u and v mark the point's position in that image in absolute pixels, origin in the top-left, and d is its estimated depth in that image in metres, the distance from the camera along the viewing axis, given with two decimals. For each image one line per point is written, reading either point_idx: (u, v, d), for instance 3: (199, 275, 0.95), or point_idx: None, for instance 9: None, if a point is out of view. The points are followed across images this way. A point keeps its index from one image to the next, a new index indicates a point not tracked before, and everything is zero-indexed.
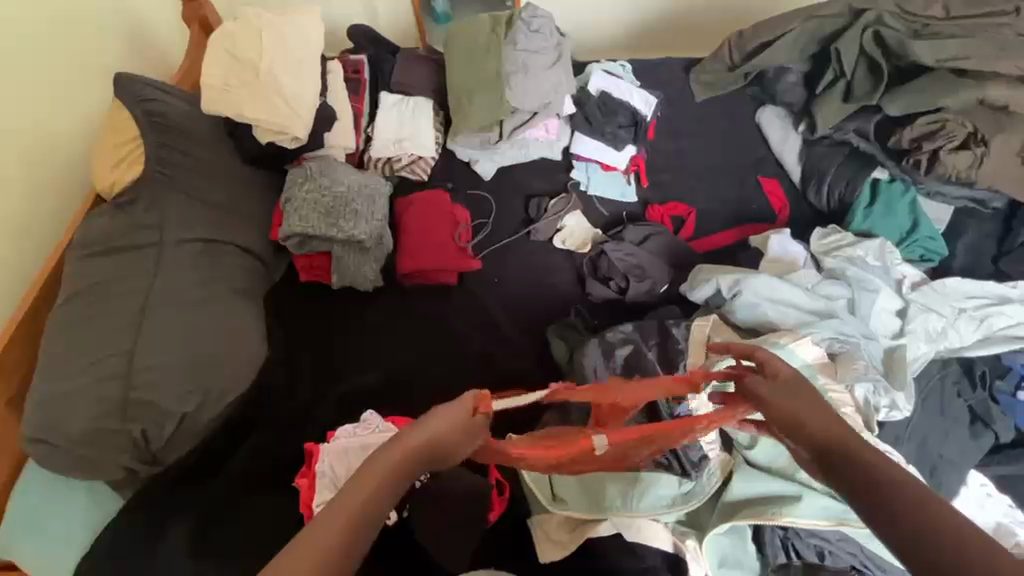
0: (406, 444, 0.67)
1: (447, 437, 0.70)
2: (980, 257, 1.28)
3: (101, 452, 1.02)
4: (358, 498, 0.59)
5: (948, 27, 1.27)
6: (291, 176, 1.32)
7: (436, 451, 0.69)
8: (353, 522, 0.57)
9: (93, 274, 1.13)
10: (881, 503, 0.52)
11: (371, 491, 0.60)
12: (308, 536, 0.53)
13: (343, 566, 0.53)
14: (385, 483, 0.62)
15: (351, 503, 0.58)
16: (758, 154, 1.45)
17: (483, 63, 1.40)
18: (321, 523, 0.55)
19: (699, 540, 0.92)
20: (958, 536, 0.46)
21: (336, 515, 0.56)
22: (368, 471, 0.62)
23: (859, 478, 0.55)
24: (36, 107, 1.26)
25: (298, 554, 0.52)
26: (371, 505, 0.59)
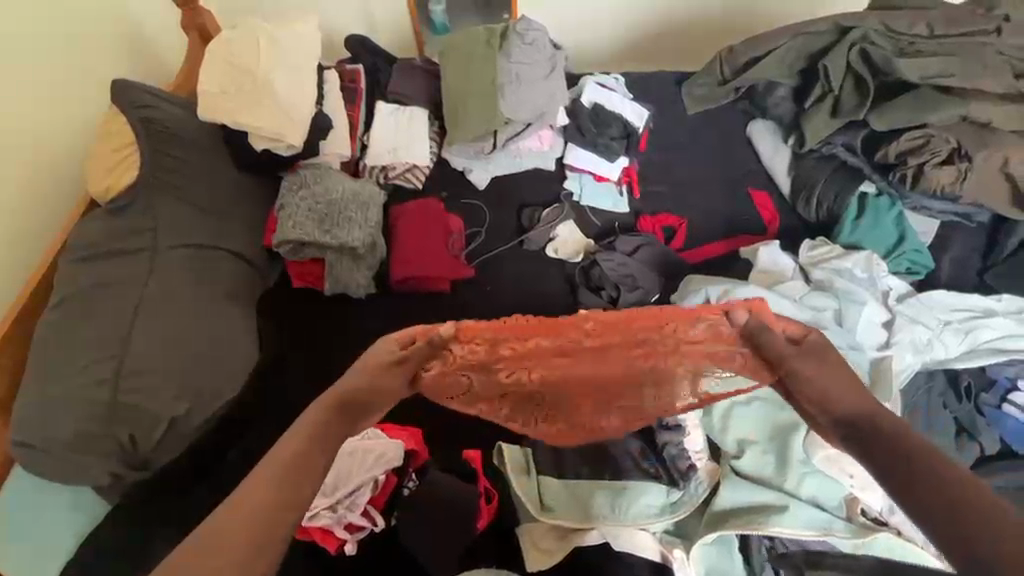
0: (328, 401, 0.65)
1: (372, 373, 0.68)
2: (965, 270, 1.30)
3: (87, 457, 1.02)
4: (273, 477, 0.59)
5: (931, 45, 1.30)
6: (287, 184, 1.34)
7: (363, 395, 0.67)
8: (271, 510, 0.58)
9: (87, 277, 1.13)
10: (918, 479, 0.57)
11: (301, 443, 0.62)
12: (245, 497, 0.58)
13: (276, 523, 0.57)
14: (318, 437, 0.63)
15: (266, 490, 0.58)
16: (748, 166, 1.47)
17: (477, 73, 1.42)
18: (247, 490, 0.58)
19: (686, 550, 0.92)
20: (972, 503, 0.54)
21: (250, 502, 0.57)
22: (282, 448, 0.61)
23: (895, 453, 0.60)
24: (36, 114, 1.28)
25: (230, 516, 0.57)
26: (291, 490, 0.59)
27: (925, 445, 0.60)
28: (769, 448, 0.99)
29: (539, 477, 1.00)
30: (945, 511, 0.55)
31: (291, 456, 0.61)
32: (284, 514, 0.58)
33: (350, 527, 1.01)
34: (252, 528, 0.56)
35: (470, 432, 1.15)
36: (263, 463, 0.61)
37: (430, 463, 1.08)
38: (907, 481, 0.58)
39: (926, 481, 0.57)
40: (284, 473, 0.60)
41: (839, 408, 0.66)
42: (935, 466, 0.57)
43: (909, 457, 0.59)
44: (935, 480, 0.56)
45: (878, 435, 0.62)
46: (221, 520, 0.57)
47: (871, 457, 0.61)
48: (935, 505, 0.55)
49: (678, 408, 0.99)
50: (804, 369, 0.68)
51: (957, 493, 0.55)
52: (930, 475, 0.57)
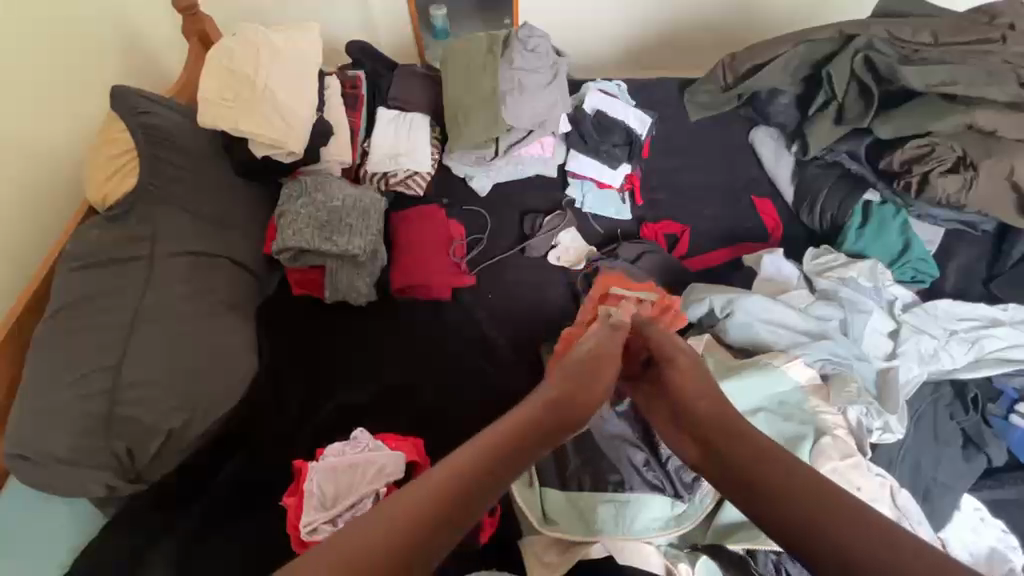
0: (482, 442, 0.64)
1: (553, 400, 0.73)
2: (970, 279, 1.29)
3: (83, 470, 1.01)
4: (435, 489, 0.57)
5: (936, 53, 1.29)
6: (287, 192, 1.33)
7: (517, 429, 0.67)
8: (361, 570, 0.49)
9: (81, 286, 1.11)
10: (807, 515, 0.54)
11: (470, 458, 0.61)
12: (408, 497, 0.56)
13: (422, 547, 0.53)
14: (488, 457, 0.62)
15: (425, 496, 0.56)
16: (751, 173, 1.46)
17: (479, 80, 1.41)
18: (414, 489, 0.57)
19: (691, 564, 0.91)
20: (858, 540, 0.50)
21: (406, 508, 0.55)
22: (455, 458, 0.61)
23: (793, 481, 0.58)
24: (34, 119, 1.27)
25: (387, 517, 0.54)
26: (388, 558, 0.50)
27: (793, 468, 0.60)
28: None
29: (542, 489, 0.99)
30: (815, 540, 0.52)
31: (409, 508, 0.55)
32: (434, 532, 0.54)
33: None
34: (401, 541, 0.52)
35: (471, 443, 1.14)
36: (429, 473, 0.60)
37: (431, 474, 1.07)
38: (782, 502, 0.57)
39: (795, 508, 0.55)
40: (393, 526, 0.53)
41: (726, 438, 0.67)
42: (820, 501, 0.55)
43: (773, 486, 0.58)
44: (820, 519, 0.53)
45: (748, 469, 0.62)
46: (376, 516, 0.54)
47: (746, 495, 0.60)
48: (808, 534, 0.53)
49: None
50: (684, 379, 0.78)
51: (843, 524, 0.52)
52: (795, 504, 0.56)
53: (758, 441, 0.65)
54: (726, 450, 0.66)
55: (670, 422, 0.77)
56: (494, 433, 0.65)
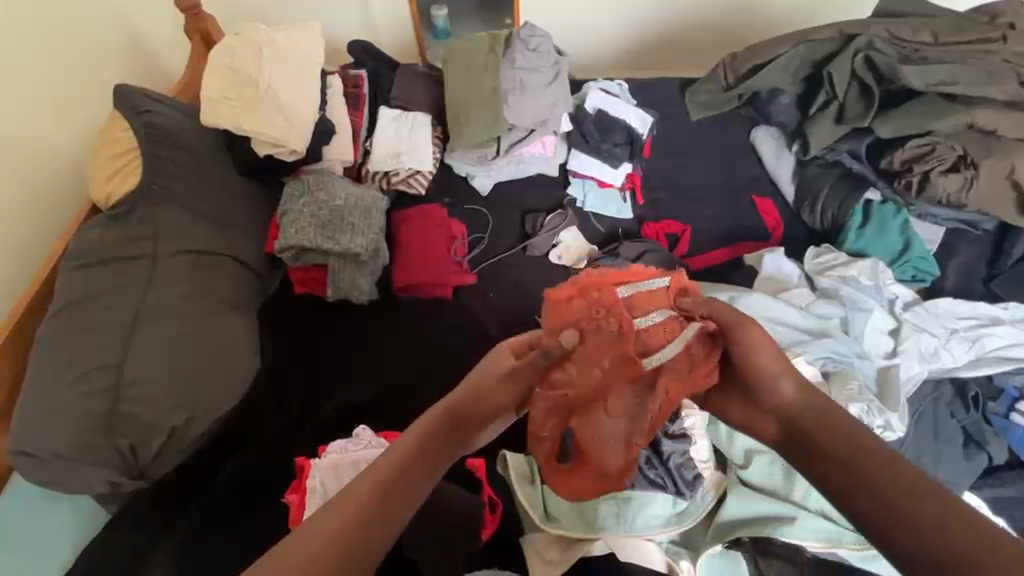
0: (423, 421, 0.70)
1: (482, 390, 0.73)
2: (971, 278, 1.30)
3: (84, 469, 1.01)
4: (367, 489, 0.62)
5: (936, 53, 1.30)
6: (289, 191, 1.34)
7: (461, 407, 0.72)
8: (328, 553, 0.57)
9: (83, 285, 1.12)
10: (877, 493, 0.58)
11: (399, 456, 0.66)
12: (344, 501, 0.61)
13: (360, 541, 0.59)
14: (416, 454, 0.66)
15: (356, 495, 0.61)
16: (752, 173, 1.46)
17: (481, 79, 1.41)
18: (351, 489, 0.62)
19: (693, 561, 0.91)
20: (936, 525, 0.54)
21: (341, 511, 0.60)
22: (383, 459, 0.65)
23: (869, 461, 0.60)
24: (35, 119, 1.27)
25: (325, 520, 0.59)
26: (347, 537, 0.58)
27: (865, 443, 0.61)
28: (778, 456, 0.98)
29: (542, 485, 0.99)
30: (883, 516, 0.56)
31: (359, 492, 0.62)
32: (372, 520, 0.60)
33: None
34: (345, 537, 0.58)
35: None
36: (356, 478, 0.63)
37: None
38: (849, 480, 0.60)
39: (866, 484, 0.58)
40: (353, 511, 0.60)
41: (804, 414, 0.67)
42: (895, 479, 0.58)
43: (847, 460, 0.60)
44: (896, 501, 0.56)
45: (817, 439, 0.64)
46: (319, 521, 0.59)
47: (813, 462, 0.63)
48: (881, 513, 0.56)
49: (684, 416, 0.99)
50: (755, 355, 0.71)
51: (922, 509, 0.55)
52: (866, 482, 0.58)
53: (834, 418, 0.65)
54: (800, 421, 0.66)
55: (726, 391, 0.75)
56: (436, 414, 0.71)
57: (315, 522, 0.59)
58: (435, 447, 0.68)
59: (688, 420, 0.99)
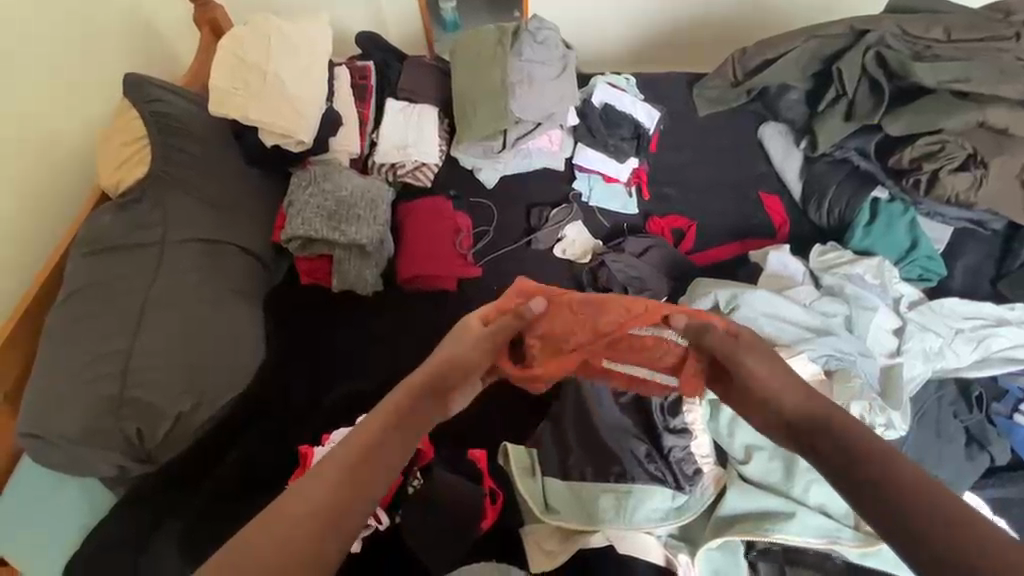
0: (405, 387, 0.73)
1: (459, 357, 0.77)
2: (978, 278, 1.29)
3: (93, 451, 1.03)
4: (351, 453, 0.65)
5: (948, 50, 1.29)
6: (296, 180, 1.34)
7: (438, 372, 0.74)
8: (295, 530, 0.58)
9: (96, 271, 1.13)
10: (888, 497, 0.58)
11: (384, 422, 0.69)
12: (325, 466, 0.64)
13: (341, 503, 0.61)
14: (399, 417, 0.69)
15: (334, 468, 0.63)
16: (759, 169, 1.45)
17: (488, 72, 1.41)
18: (335, 455, 0.65)
19: (691, 554, 0.92)
20: (955, 522, 0.54)
21: (319, 480, 0.62)
22: (366, 425, 0.69)
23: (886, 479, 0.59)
24: (49, 107, 1.29)
25: (307, 487, 0.62)
26: (317, 520, 0.59)
27: (866, 441, 0.63)
28: (777, 454, 0.98)
29: (543, 478, 1.01)
30: (886, 495, 0.58)
31: (334, 465, 0.64)
32: (357, 482, 0.63)
33: None
34: (328, 499, 0.61)
35: (474, 433, 1.15)
36: (336, 450, 0.66)
37: (435, 462, 1.06)
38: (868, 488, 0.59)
39: (878, 479, 0.59)
40: (320, 488, 0.62)
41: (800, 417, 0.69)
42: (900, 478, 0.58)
43: (861, 467, 0.61)
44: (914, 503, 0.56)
45: (815, 437, 0.67)
46: (307, 486, 0.62)
47: (824, 461, 0.65)
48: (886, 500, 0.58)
49: (686, 411, 1.00)
50: (754, 366, 0.74)
51: (936, 516, 0.55)
52: (886, 481, 0.59)
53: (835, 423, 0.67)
54: (799, 425, 0.69)
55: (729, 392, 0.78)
56: (417, 376, 0.74)
57: (293, 492, 0.62)
58: (418, 407, 0.71)
59: (691, 417, 0.99)
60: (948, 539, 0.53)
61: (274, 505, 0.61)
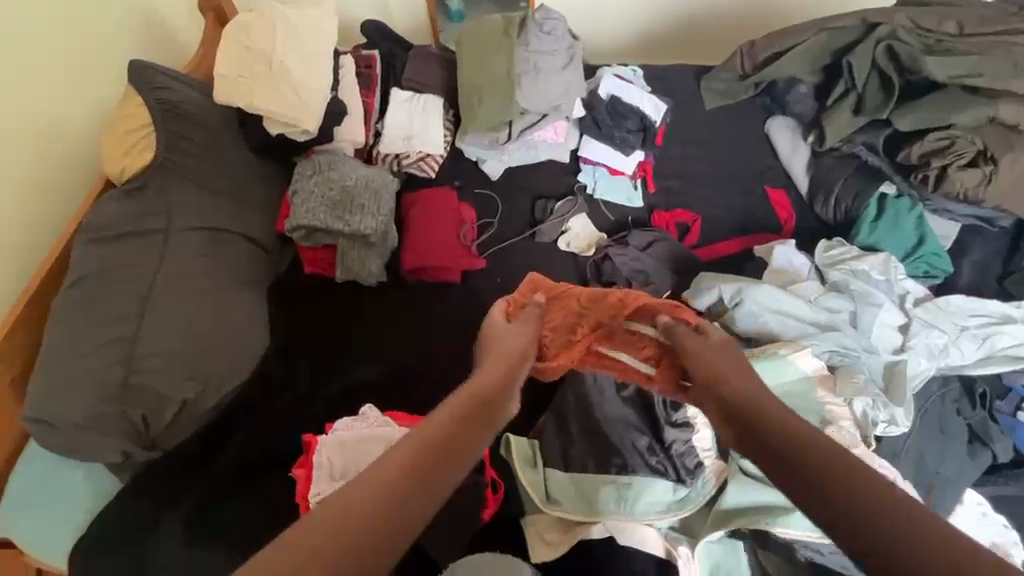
0: (466, 397, 0.72)
1: (506, 361, 0.80)
2: (985, 275, 1.28)
3: (99, 436, 1.04)
4: (420, 446, 0.63)
5: (961, 44, 1.27)
6: (301, 170, 1.34)
7: (494, 383, 0.75)
8: (360, 518, 0.54)
9: (102, 257, 1.14)
10: (831, 492, 0.55)
11: (450, 422, 0.68)
12: (395, 457, 0.61)
13: (409, 497, 0.58)
14: (461, 421, 0.69)
15: (402, 461, 0.60)
16: (766, 163, 1.44)
17: (495, 62, 1.40)
18: (403, 446, 0.62)
19: (691, 546, 0.93)
20: (903, 525, 0.50)
21: (389, 472, 0.59)
22: (430, 423, 0.67)
23: (832, 469, 0.57)
24: (56, 93, 1.29)
25: (379, 474, 0.58)
26: (385, 505, 0.56)
27: (813, 440, 0.62)
28: None
29: (545, 469, 1.01)
30: (829, 486, 0.56)
31: (402, 453, 0.61)
32: (424, 481, 0.60)
33: None
34: (399, 496, 0.57)
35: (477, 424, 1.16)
36: (405, 442, 0.63)
37: None
38: (813, 485, 0.57)
39: (813, 476, 0.58)
40: (391, 477, 0.59)
41: (749, 415, 0.69)
42: (845, 471, 0.56)
43: (820, 472, 0.57)
44: (864, 503, 0.53)
45: (767, 439, 0.65)
46: (377, 475, 0.58)
47: (790, 476, 0.60)
48: (859, 531, 0.51)
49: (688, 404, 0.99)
50: (713, 361, 0.77)
51: (880, 509, 0.52)
52: (823, 472, 0.57)
53: (786, 421, 0.66)
54: (751, 423, 0.68)
55: (702, 398, 0.77)
56: (478, 385, 0.75)
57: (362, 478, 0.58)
58: (478, 419, 0.71)
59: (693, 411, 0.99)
60: (896, 532, 0.50)
61: (336, 493, 0.56)
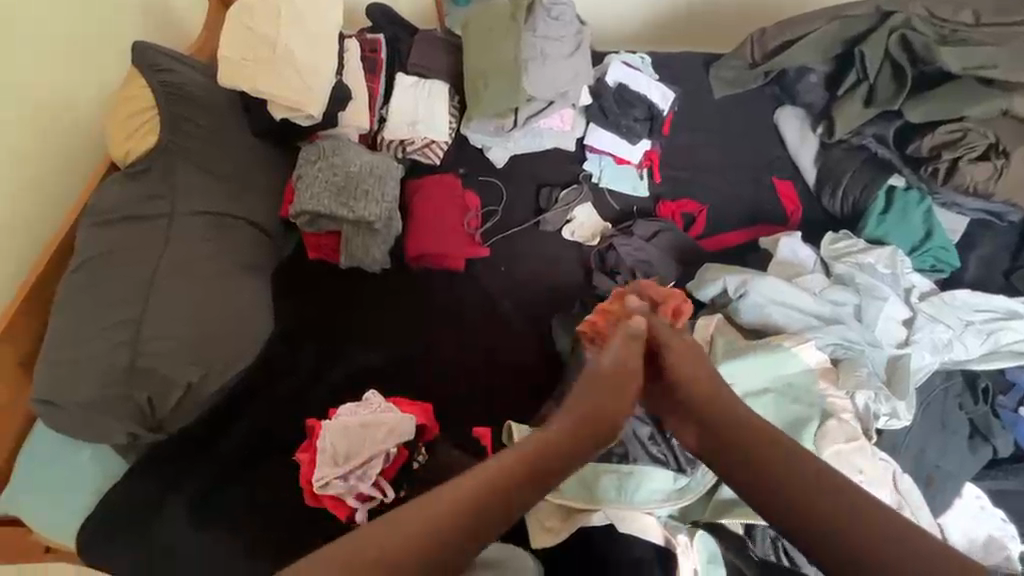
0: (522, 448, 0.80)
1: (584, 405, 0.86)
2: (991, 270, 1.27)
3: (105, 418, 1.05)
4: (458, 501, 0.74)
5: (976, 35, 1.25)
6: (304, 155, 1.32)
7: (551, 437, 0.81)
8: (415, 539, 0.71)
9: (107, 241, 1.14)
10: (816, 521, 0.70)
11: (494, 476, 0.77)
12: (438, 495, 0.75)
13: (448, 540, 0.72)
14: (511, 477, 0.76)
15: (447, 504, 0.74)
16: (774, 154, 1.43)
17: (501, 48, 1.38)
18: (447, 490, 0.75)
19: (690, 536, 0.92)
20: (859, 531, 0.68)
21: (437, 505, 0.73)
22: (479, 473, 0.77)
23: (827, 508, 0.70)
24: (60, 73, 1.28)
25: (425, 507, 0.74)
26: (427, 533, 0.71)
27: (811, 473, 0.74)
28: None
29: None
30: (824, 525, 0.69)
31: (445, 499, 0.74)
32: (454, 531, 0.72)
33: (360, 497, 1.05)
34: (429, 524, 0.72)
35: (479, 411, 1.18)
36: (454, 484, 0.76)
37: (440, 438, 1.11)
38: (814, 524, 0.70)
39: (826, 524, 0.69)
40: (438, 515, 0.73)
41: (746, 448, 0.79)
42: (858, 517, 0.69)
43: (827, 510, 0.70)
44: (854, 524, 0.69)
45: (761, 467, 0.76)
46: (431, 504, 0.74)
47: (780, 511, 0.73)
48: (843, 554, 0.67)
49: None
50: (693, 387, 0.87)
51: (890, 546, 0.67)
52: (848, 522, 0.69)
53: (786, 456, 0.76)
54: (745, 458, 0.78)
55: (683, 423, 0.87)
56: (534, 439, 0.81)
57: (418, 503, 0.74)
58: (530, 468, 0.78)
59: None
60: (857, 544, 0.67)
61: (412, 503, 0.75)
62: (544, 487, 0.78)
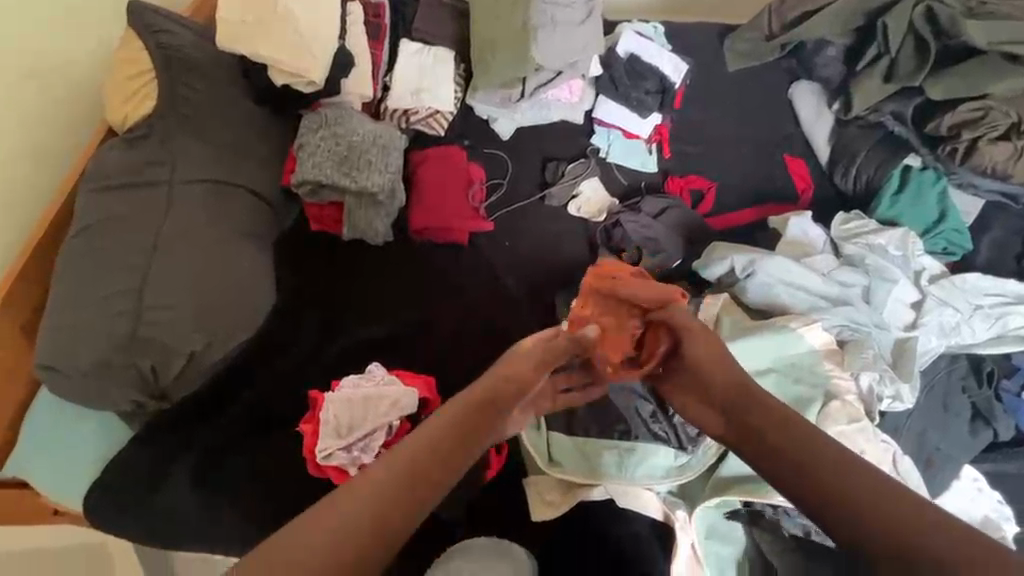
0: (471, 403, 0.81)
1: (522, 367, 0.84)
2: (1003, 254, 1.25)
3: (110, 385, 1.05)
4: (408, 457, 0.74)
5: (1003, 7, 1.21)
6: (306, 123, 1.29)
7: (492, 387, 0.82)
8: (375, 500, 0.70)
9: (107, 208, 1.12)
10: (825, 495, 0.69)
11: (441, 428, 0.78)
12: (393, 453, 0.75)
13: (408, 501, 0.72)
14: (455, 429, 0.78)
15: (399, 459, 0.74)
16: (787, 130, 1.39)
17: (507, 14, 1.32)
18: (406, 448, 0.75)
19: (688, 511, 0.95)
20: (872, 507, 0.66)
21: (389, 467, 0.73)
22: (423, 432, 0.77)
23: (829, 479, 0.69)
24: (55, 31, 1.24)
25: (381, 471, 0.73)
26: (388, 499, 0.71)
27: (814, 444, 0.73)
28: None
29: (548, 431, 1.00)
30: (835, 495, 0.68)
31: (399, 459, 0.74)
32: (410, 487, 0.72)
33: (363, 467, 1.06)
34: (394, 496, 0.71)
35: None
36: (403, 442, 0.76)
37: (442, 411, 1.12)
38: (825, 502, 0.68)
39: (830, 500, 0.68)
40: (393, 474, 0.73)
41: (758, 428, 0.77)
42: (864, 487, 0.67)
43: (832, 486, 0.69)
44: (858, 500, 0.67)
45: (778, 445, 0.75)
46: (387, 462, 0.74)
47: (793, 488, 0.71)
48: (858, 530, 0.66)
49: None
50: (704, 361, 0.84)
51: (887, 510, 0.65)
52: (857, 493, 0.67)
53: (800, 430, 0.75)
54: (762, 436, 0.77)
55: (677, 393, 0.87)
56: (477, 391, 0.82)
57: (371, 469, 0.73)
58: (474, 421, 0.79)
59: None
60: (873, 521, 0.65)
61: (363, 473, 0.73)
62: (483, 439, 0.80)
